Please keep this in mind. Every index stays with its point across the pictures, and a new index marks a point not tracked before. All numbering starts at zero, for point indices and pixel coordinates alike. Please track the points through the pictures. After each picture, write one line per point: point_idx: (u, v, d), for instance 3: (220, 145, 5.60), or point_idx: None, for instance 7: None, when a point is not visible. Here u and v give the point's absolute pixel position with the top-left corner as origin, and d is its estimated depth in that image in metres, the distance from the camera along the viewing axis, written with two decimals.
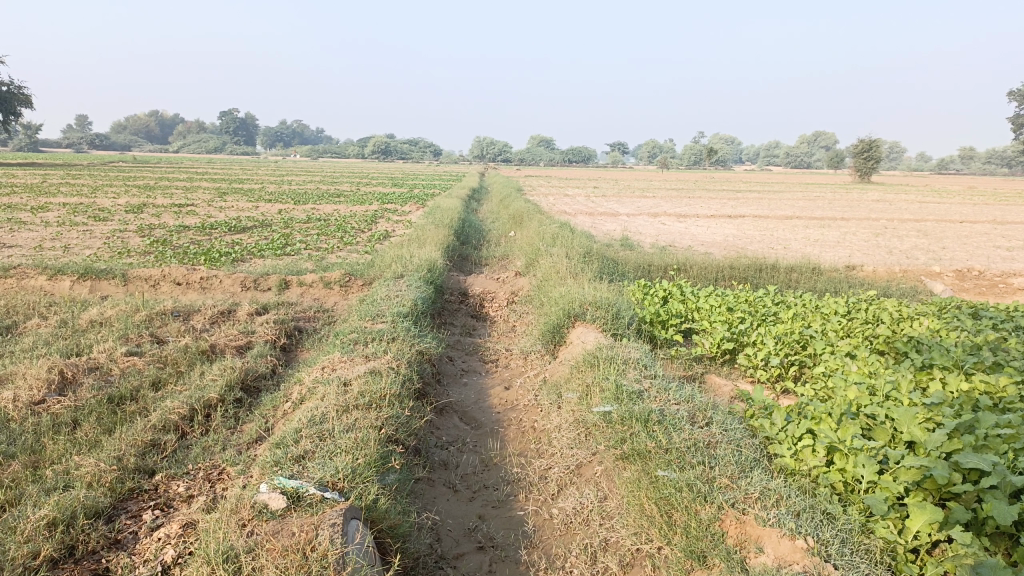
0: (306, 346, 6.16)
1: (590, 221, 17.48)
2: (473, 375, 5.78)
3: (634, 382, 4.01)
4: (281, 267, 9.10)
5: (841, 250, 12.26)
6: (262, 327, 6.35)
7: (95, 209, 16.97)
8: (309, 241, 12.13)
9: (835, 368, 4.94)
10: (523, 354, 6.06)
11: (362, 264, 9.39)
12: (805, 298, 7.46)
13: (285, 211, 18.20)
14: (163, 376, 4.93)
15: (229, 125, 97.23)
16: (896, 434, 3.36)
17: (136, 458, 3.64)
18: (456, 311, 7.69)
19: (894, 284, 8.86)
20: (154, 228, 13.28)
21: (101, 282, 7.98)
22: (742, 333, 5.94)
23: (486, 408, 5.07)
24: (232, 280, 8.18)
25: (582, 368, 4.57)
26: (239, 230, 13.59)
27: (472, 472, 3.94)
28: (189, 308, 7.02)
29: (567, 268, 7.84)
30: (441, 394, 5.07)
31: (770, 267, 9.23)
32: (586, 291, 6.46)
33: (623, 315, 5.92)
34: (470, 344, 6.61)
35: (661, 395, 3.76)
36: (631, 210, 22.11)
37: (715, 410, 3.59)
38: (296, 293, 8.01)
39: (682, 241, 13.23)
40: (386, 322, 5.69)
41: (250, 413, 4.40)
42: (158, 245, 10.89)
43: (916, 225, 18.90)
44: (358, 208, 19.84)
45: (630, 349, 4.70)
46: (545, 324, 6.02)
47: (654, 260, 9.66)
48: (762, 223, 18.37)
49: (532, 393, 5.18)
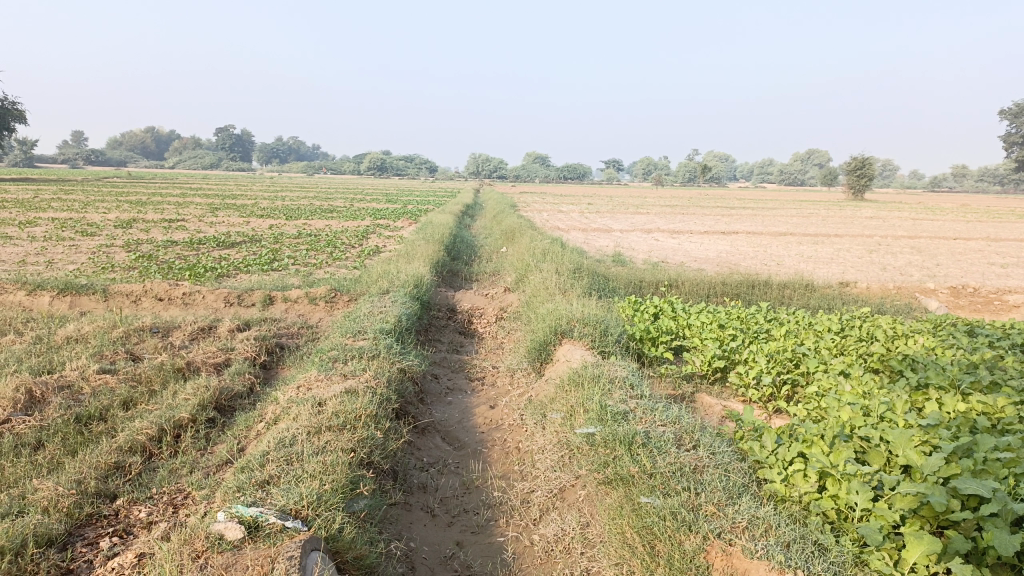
0: (287, 363, 6.00)
1: (583, 237, 17.37)
2: (458, 394, 5.62)
3: (619, 402, 3.85)
4: (266, 283, 8.94)
5: (835, 266, 12.17)
6: (242, 344, 6.18)
7: (83, 224, 16.81)
8: (297, 256, 11.98)
9: (829, 387, 4.80)
10: (509, 371, 5.91)
11: (349, 279, 9.24)
12: (798, 315, 7.33)
13: (275, 226, 18.05)
14: (135, 394, 4.76)
15: (225, 141, 97.28)
16: (891, 459, 3.22)
17: (98, 481, 3.47)
18: (443, 328, 7.55)
19: (887, 301, 8.75)
20: (141, 243, 13.12)
21: (81, 298, 7.81)
22: (734, 350, 5.80)
23: (469, 428, 4.92)
24: (216, 296, 8.02)
25: (567, 387, 4.42)
26: (227, 245, 13.44)
27: (451, 495, 3.78)
28: (169, 324, 6.86)
29: (556, 284, 7.70)
30: (423, 414, 4.92)
31: (763, 284, 9.12)
32: (575, 307, 6.32)
33: (611, 332, 5.78)
34: (456, 361, 6.46)
35: (647, 416, 3.61)
36: (624, 227, 22.02)
37: (702, 432, 3.43)
38: (280, 309, 7.86)
39: (674, 257, 13.11)
40: (368, 339, 5.54)
41: (222, 434, 4.23)
42: (143, 260, 10.73)
43: (910, 242, 18.83)
44: (349, 224, 19.75)
45: (617, 368, 4.55)
46: (532, 340, 5.88)
47: (645, 276, 9.53)
48: (756, 239, 18.29)
49: (518, 412, 5.03)
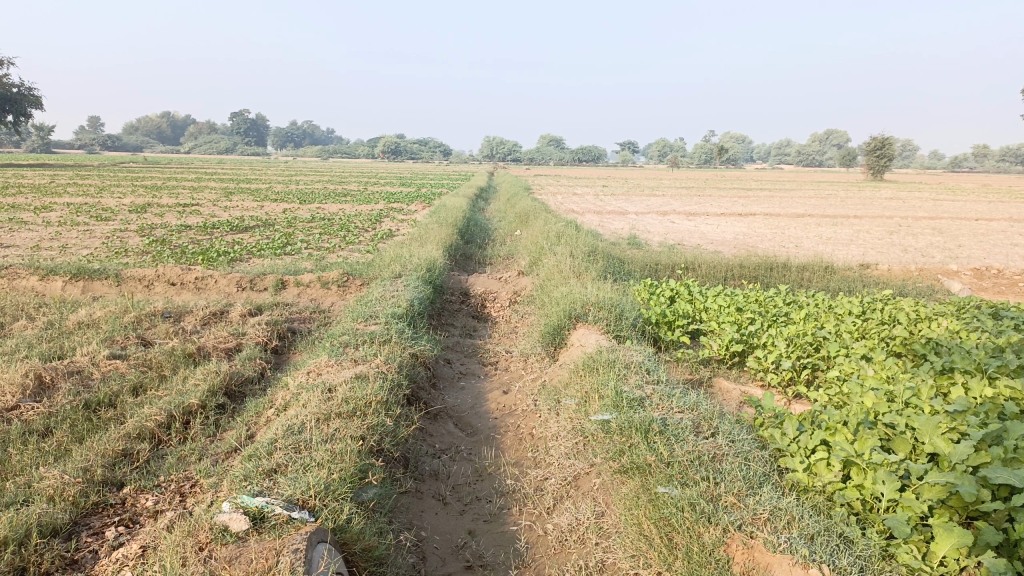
0: (299, 348, 5.95)
1: (597, 220, 17.19)
2: (471, 379, 5.55)
3: (635, 388, 3.74)
4: (278, 267, 8.89)
5: (855, 248, 11.95)
6: (253, 328, 6.14)
7: (98, 209, 16.87)
8: (310, 240, 11.94)
9: (851, 372, 4.67)
10: (523, 356, 5.83)
11: (362, 263, 9.18)
12: (818, 298, 7.18)
13: (289, 210, 18.03)
14: (144, 380, 4.72)
15: (239, 126, 97.38)
16: (917, 447, 3.11)
17: (105, 469, 3.43)
18: (457, 312, 7.47)
19: (909, 283, 8.57)
20: (155, 228, 13.13)
21: (94, 283, 7.80)
22: (752, 334, 5.69)
23: (482, 413, 4.84)
24: (228, 280, 7.98)
25: (582, 373, 4.33)
26: (240, 229, 13.43)
27: (464, 483, 3.71)
28: (181, 309, 6.82)
29: (571, 268, 7.59)
30: (435, 400, 4.85)
31: (781, 266, 8.96)
32: (589, 291, 6.21)
33: (627, 316, 5.66)
34: (469, 346, 6.38)
35: (664, 402, 3.50)
36: (640, 209, 21.83)
37: (721, 418, 3.33)
38: (293, 293, 7.81)
39: (690, 240, 12.95)
40: (380, 323, 5.46)
41: (231, 420, 4.19)
42: (157, 245, 10.73)
43: (931, 223, 18.48)
44: (363, 208, 19.68)
45: (633, 352, 4.45)
46: (546, 325, 5.78)
47: (661, 259, 9.39)
48: (774, 221, 18.04)
49: (531, 397, 4.95)
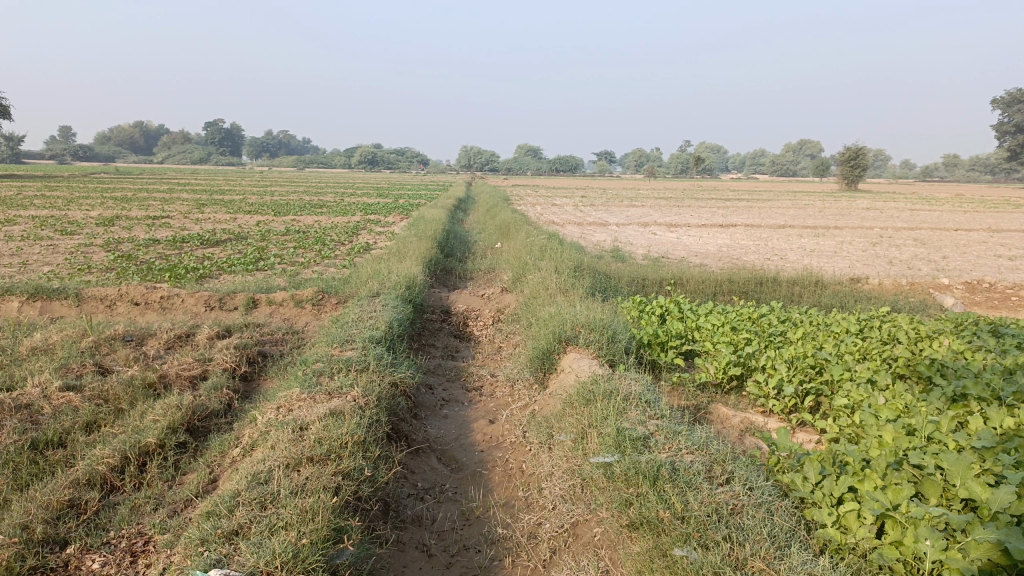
0: (270, 374, 5.58)
1: (578, 231, 16.96)
2: (454, 406, 5.21)
3: (636, 425, 3.41)
4: (250, 285, 8.49)
5: (841, 261, 11.80)
6: (221, 352, 5.75)
7: (64, 222, 16.32)
8: (284, 254, 11.55)
9: (860, 400, 4.39)
10: (509, 381, 5.50)
11: (338, 280, 8.81)
12: (813, 315, 6.94)
13: (263, 222, 17.60)
14: (99, 416, 4.32)
15: (214, 136, 96.16)
16: (951, 491, 2.81)
17: (47, 525, 3.04)
18: (438, 331, 7.15)
19: (901, 298, 8.38)
20: (121, 242, 12.66)
21: (52, 303, 7.35)
22: (750, 356, 5.41)
23: (468, 446, 4.51)
24: (196, 299, 7.57)
25: (576, 405, 4.00)
26: (211, 243, 12.99)
27: (450, 529, 3.37)
28: (144, 332, 6.41)
29: (556, 285, 7.28)
30: (416, 431, 4.49)
31: (771, 281, 8.73)
32: (578, 310, 5.89)
33: (619, 338, 5.35)
34: (451, 369, 6.04)
35: (670, 441, 3.20)
36: (620, 221, 21.68)
37: (735, 460, 3.03)
38: (264, 313, 7.42)
39: (675, 253, 12.72)
40: (357, 348, 5.09)
41: (193, 461, 3.81)
42: (122, 261, 10.28)
43: (911, 233, 18.47)
44: (340, 219, 19.32)
45: (630, 382, 4.13)
46: (533, 348, 5.45)
47: (648, 273, 9.12)
48: (756, 232, 17.93)
49: (520, 428, 4.62)
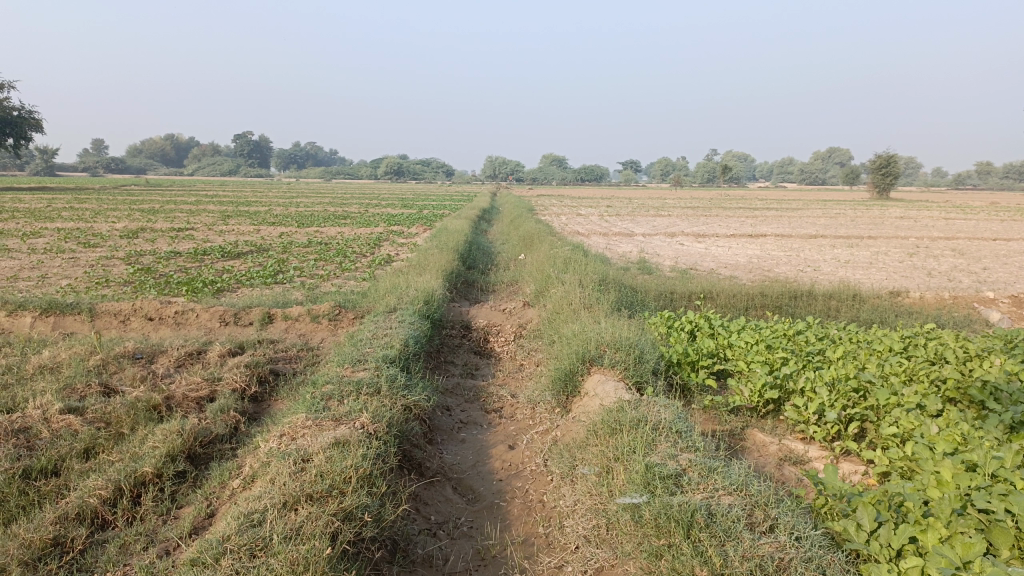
0: (280, 395, 5.35)
1: (604, 242, 16.65)
2: (472, 430, 4.94)
3: (668, 460, 3.10)
4: (267, 299, 8.30)
5: (877, 273, 11.38)
6: (231, 371, 5.53)
7: (89, 234, 16.36)
8: (305, 267, 11.39)
9: (913, 430, 4.04)
10: (531, 404, 5.22)
11: (356, 294, 8.60)
12: (852, 332, 6.57)
13: (286, 234, 17.49)
14: (97, 441, 4.11)
15: (243, 148, 97.18)
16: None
17: (25, 568, 2.81)
18: (457, 348, 6.90)
19: (945, 313, 7.98)
20: (142, 255, 12.57)
21: (65, 318, 7.20)
22: (787, 378, 5.07)
23: (486, 474, 4.24)
24: (210, 314, 7.39)
25: (601, 435, 3.69)
26: (232, 256, 12.87)
27: (463, 571, 3.09)
28: (154, 349, 6.22)
29: (580, 299, 6.99)
30: (430, 459, 4.22)
31: (806, 294, 8.36)
32: (603, 328, 5.58)
33: (647, 357, 5.02)
34: (470, 389, 5.78)
35: (705, 479, 2.90)
36: (647, 230, 21.37)
37: (780, 503, 2.72)
38: (280, 328, 7.22)
39: (703, 264, 12.37)
40: (369, 369, 4.83)
41: (191, 493, 3.58)
42: (141, 274, 10.16)
43: (949, 243, 17.91)
44: (363, 231, 19.22)
45: (660, 409, 3.80)
46: (556, 369, 5.14)
47: (676, 286, 8.80)
48: (787, 243, 17.49)
49: (541, 456, 4.34)
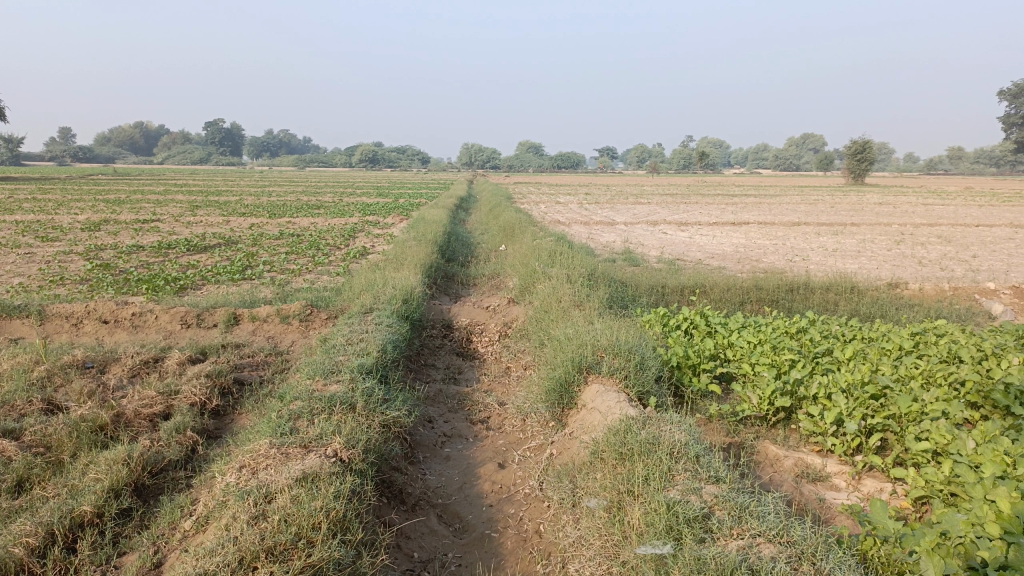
0: (245, 408, 4.87)
1: (585, 232, 16.26)
2: (457, 445, 4.50)
3: (689, 496, 2.68)
4: (233, 298, 7.76)
5: (868, 262, 11.10)
6: (190, 381, 5.02)
7: (48, 227, 15.63)
8: (274, 261, 10.84)
9: (947, 445, 3.65)
10: (521, 415, 4.80)
11: (330, 291, 8.11)
12: (856, 329, 6.19)
13: (257, 226, 16.85)
14: (31, 471, 3.60)
15: (215, 136, 95.71)
16: None
17: None
18: (438, 349, 6.46)
19: (947, 305, 7.67)
20: (103, 249, 11.93)
21: (11, 323, 6.62)
22: (798, 383, 4.69)
23: (474, 499, 3.79)
24: (171, 316, 6.85)
25: (606, 460, 3.25)
26: (198, 249, 12.26)
27: None
28: (107, 356, 5.69)
29: (570, 296, 6.56)
30: (411, 484, 3.77)
31: (803, 287, 8.00)
32: (598, 330, 5.12)
33: (648, 364, 4.58)
34: (454, 396, 5.32)
35: (739, 521, 2.50)
36: (628, 219, 21.05)
37: (829, 554, 2.32)
38: (246, 330, 6.71)
39: (690, 254, 11.99)
40: (343, 381, 4.35)
41: (137, 537, 3.10)
42: (100, 270, 9.57)
43: (934, 230, 17.74)
44: (336, 221, 18.65)
45: (671, 428, 3.37)
46: (549, 378, 4.69)
47: (667, 280, 8.40)
48: (771, 230, 17.22)
49: (534, 477, 3.91)
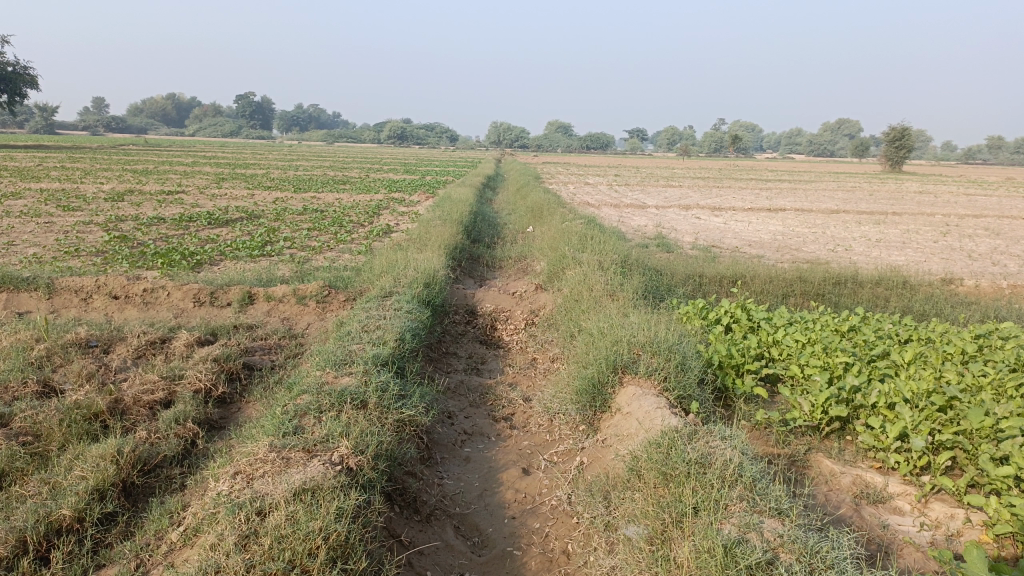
0: (252, 397, 4.55)
1: (616, 215, 15.78)
2: (478, 444, 4.14)
3: (748, 534, 2.29)
4: (249, 275, 7.46)
5: (914, 254, 10.56)
6: (196, 365, 4.69)
7: (71, 196, 15.47)
8: (296, 238, 10.54)
9: None
10: (549, 415, 4.42)
11: (350, 270, 7.78)
12: (912, 329, 5.70)
13: (280, 200, 16.58)
14: (13, 465, 3.29)
15: (245, 109, 95.84)
16: None
17: None
18: (460, 337, 6.10)
19: (1005, 304, 7.16)
20: (123, 220, 11.73)
21: (19, 296, 6.36)
22: (855, 391, 4.26)
23: (495, 509, 3.42)
24: (183, 293, 6.54)
25: (648, 479, 2.87)
26: (219, 223, 12.00)
27: None
28: (112, 335, 5.39)
29: (602, 285, 6.15)
30: (426, 492, 3.41)
31: (850, 281, 7.52)
32: (635, 323, 4.72)
33: (691, 363, 4.17)
34: (476, 389, 4.96)
35: (810, 571, 2.13)
36: (659, 202, 20.49)
37: None
38: (261, 310, 6.40)
39: (726, 241, 11.52)
40: (356, 373, 3.99)
41: (119, 548, 2.77)
42: (116, 243, 9.32)
43: (981, 221, 17.04)
44: (361, 197, 18.34)
45: (720, 443, 2.97)
46: (581, 377, 4.31)
47: (704, 268, 7.96)
48: (809, 218, 16.62)
49: (563, 488, 3.54)
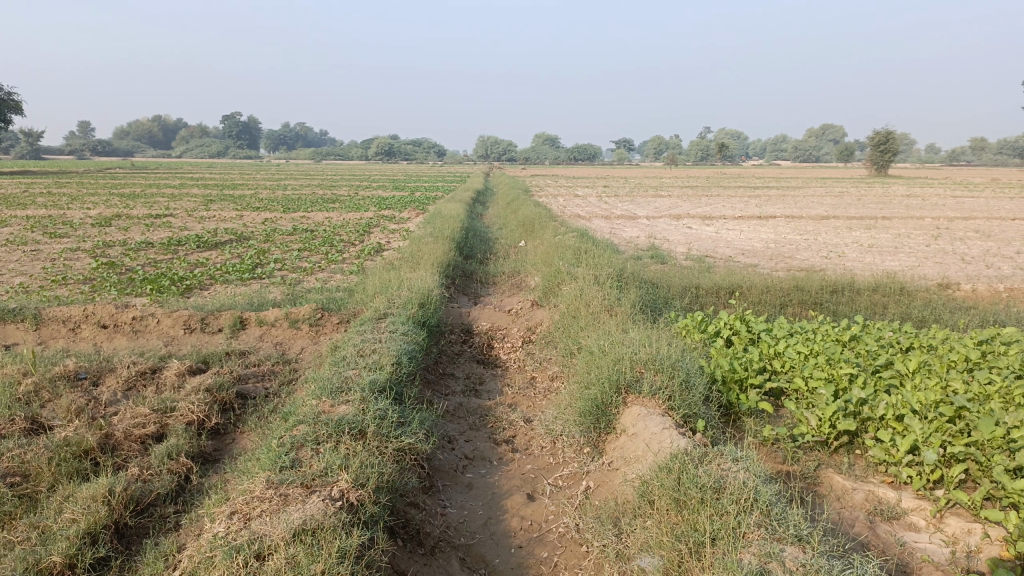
0: (247, 427, 4.44)
1: (608, 227, 15.74)
2: (480, 469, 4.04)
3: (768, 565, 2.20)
4: (240, 299, 7.35)
5: (908, 259, 10.55)
6: (189, 396, 4.58)
7: (58, 222, 15.32)
8: (287, 259, 10.43)
9: None
10: (551, 437, 4.33)
11: (343, 291, 7.68)
12: (914, 337, 5.63)
13: (270, 220, 16.48)
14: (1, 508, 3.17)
15: (231, 129, 95.73)
16: None
17: None
18: (457, 357, 6.00)
19: (1004, 308, 7.12)
20: (111, 246, 11.60)
21: (6, 328, 6.23)
22: (862, 403, 4.18)
23: (501, 539, 3.32)
24: (174, 319, 6.43)
25: (659, 506, 2.78)
26: (209, 246, 11.88)
27: None
28: (102, 366, 5.27)
29: (599, 300, 6.08)
30: (429, 522, 3.30)
31: (847, 288, 7.46)
32: (635, 340, 4.63)
33: (695, 380, 4.09)
34: (476, 411, 4.86)
35: None
36: (650, 213, 20.49)
37: None
38: (253, 335, 6.29)
39: (719, 251, 11.48)
40: (353, 401, 3.89)
41: None
42: (104, 269, 9.19)
43: (971, 224, 17.10)
44: (352, 216, 18.25)
45: (732, 465, 2.88)
46: (583, 398, 4.22)
47: (700, 279, 7.90)
48: (801, 225, 16.62)
49: (570, 514, 3.44)
